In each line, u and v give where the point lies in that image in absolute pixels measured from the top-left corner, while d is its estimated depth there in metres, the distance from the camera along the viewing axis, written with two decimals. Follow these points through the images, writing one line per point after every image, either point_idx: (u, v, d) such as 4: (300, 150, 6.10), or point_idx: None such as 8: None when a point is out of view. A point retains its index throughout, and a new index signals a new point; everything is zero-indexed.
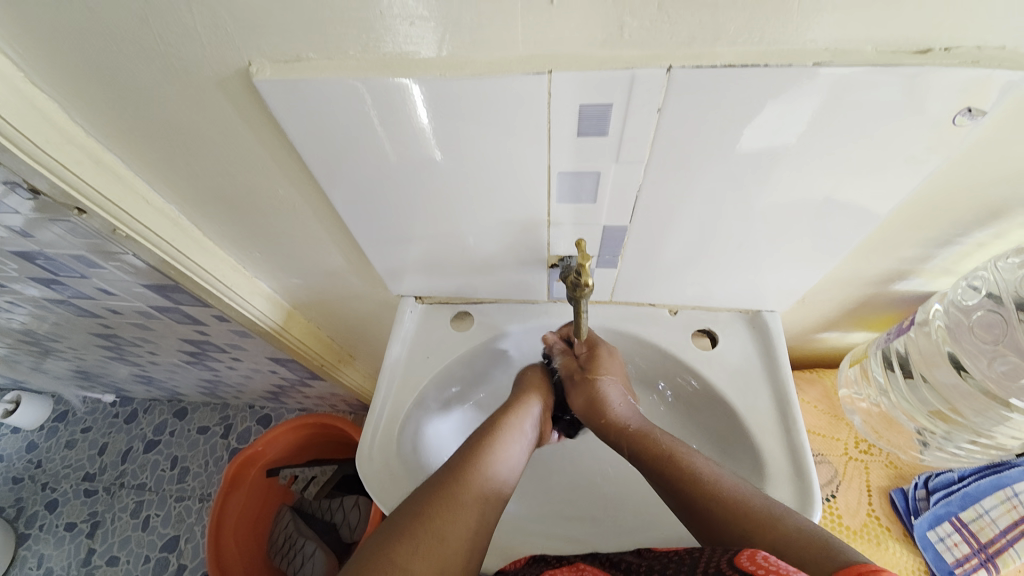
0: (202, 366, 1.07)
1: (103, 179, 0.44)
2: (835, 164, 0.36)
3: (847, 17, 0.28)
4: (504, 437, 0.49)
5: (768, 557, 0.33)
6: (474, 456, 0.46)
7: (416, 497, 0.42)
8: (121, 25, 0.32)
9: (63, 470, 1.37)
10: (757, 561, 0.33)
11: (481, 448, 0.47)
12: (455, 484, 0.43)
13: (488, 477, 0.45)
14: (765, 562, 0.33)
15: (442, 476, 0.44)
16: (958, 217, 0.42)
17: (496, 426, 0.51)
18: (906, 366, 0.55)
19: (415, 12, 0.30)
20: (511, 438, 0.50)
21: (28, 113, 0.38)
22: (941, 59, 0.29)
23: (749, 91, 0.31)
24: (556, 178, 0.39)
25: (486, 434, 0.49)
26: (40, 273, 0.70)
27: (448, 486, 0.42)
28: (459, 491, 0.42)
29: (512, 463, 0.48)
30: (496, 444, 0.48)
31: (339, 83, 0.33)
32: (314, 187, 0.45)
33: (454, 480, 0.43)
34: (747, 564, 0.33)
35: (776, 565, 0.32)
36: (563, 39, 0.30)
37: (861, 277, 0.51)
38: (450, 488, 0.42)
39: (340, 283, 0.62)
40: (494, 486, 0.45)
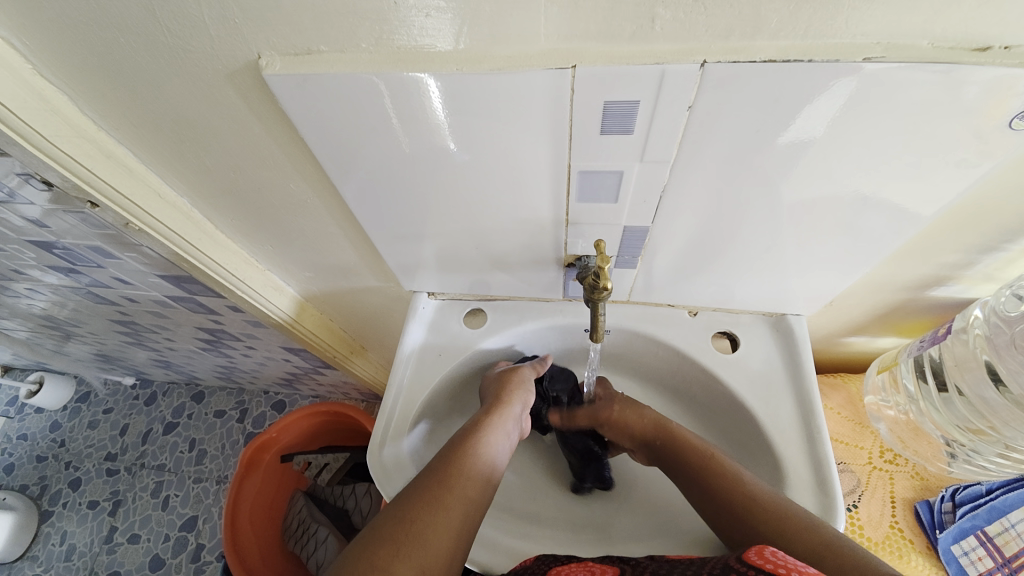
0: (218, 353, 1.08)
1: (115, 173, 0.43)
2: (876, 166, 0.34)
3: (902, 8, 0.26)
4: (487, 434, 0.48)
5: (777, 553, 0.33)
6: (461, 452, 0.45)
7: (401, 499, 0.41)
8: (129, 16, 0.31)
9: (87, 450, 1.41)
10: (766, 556, 0.33)
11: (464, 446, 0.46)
12: (443, 482, 0.42)
13: (475, 474, 0.44)
14: (775, 558, 0.33)
15: (429, 473, 0.43)
16: (1006, 222, 0.39)
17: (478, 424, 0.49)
18: (939, 374, 0.52)
19: (431, 3, 0.28)
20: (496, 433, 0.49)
21: (38, 106, 0.38)
22: (1002, 58, 0.27)
23: (788, 88, 0.29)
24: (577, 177, 0.37)
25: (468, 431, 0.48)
26: (59, 262, 0.71)
27: (434, 485, 0.42)
28: (444, 496, 0.41)
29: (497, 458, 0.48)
30: (485, 433, 0.48)
31: (350, 78, 0.32)
32: (326, 182, 0.44)
33: (438, 479, 0.42)
34: (755, 558, 0.34)
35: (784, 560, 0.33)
36: (588, 31, 0.28)
37: (895, 282, 0.49)
38: (434, 488, 0.41)
39: (353, 278, 0.61)
40: (483, 479, 0.44)
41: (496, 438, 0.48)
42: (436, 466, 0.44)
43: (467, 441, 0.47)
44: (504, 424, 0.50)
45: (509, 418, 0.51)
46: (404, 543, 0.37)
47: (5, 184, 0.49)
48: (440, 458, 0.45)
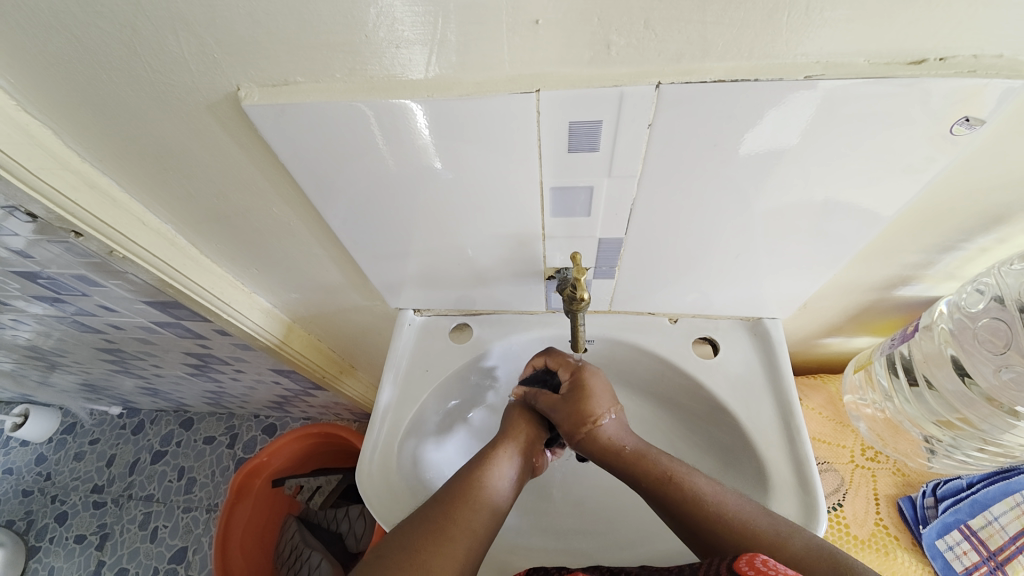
0: (206, 377, 1.07)
1: (98, 202, 0.44)
2: (830, 174, 0.36)
3: (837, 30, 0.28)
4: (501, 458, 0.49)
5: (767, 562, 0.34)
6: (470, 481, 0.46)
7: (404, 531, 0.41)
8: (110, 52, 0.32)
9: (72, 482, 1.38)
10: (756, 565, 0.34)
11: (476, 473, 0.47)
12: (448, 513, 0.42)
13: (484, 502, 0.45)
14: (763, 567, 0.34)
15: (434, 502, 0.44)
16: (960, 223, 0.41)
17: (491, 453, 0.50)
18: (910, 370, 0.54)
19: (401, 36, 0.30)
20: (509, 458, 0.50)
21: (20, 139, 0.38)
22: (937, 69, 0.29)
23: (740, 105, 0.31)
24: (549, 194, 0.39)
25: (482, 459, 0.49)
26: (43, 292, 0.70)
27: (439, 517, 0.42)
28: (449, 526, 0.41)
29: (507, 486, 0.48)
30: (492, 463, 0.49)
31: (326, 105, 0.33)
32: (308, 206, 0.45)
33: (444, 509, 0.43)
34: (745, 568, 0.34)
35: (775, 569, 0.33)
36: (550, 59, 0.30)
37: (864, 283, 0.50)
38: (439, 519, 0.42)
39: (338, 297, 0.62)
40: (492, 505, 0.45)
41: (506, 468, 0.49)
42: (442, 495, 0.45)
43: (477, 471, 0.47)
44: (513, 455, 0.50)
45: (519, 449, 0.51)
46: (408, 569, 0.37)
47: None
48: (449, 487, 0.46)
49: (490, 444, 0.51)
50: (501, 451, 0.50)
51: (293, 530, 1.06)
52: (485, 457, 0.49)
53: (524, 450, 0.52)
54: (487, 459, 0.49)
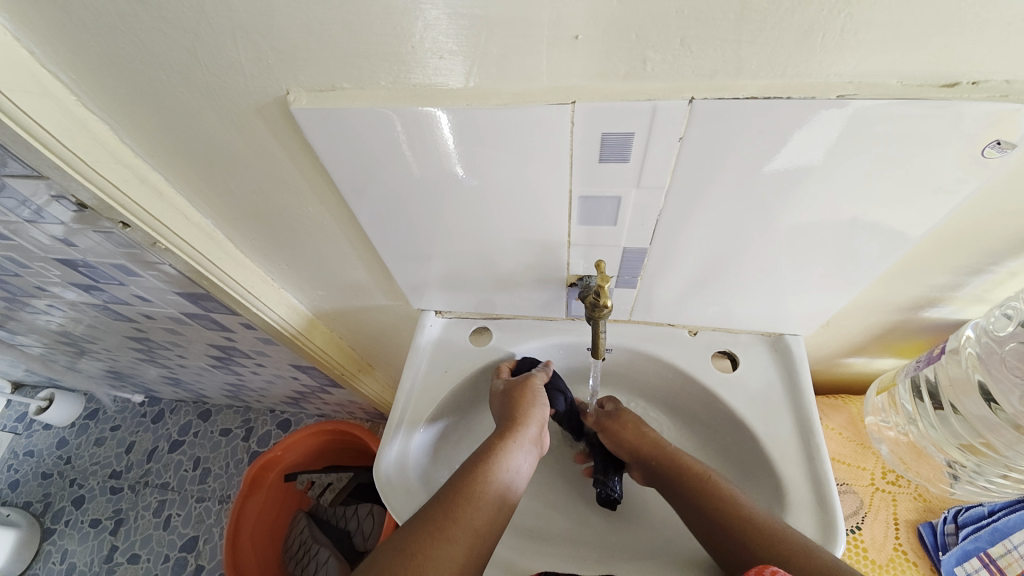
0: (228, 370, 1.10)
1: (144, 195, 0.46)
2: (859, 192, 0.36)
3: (871, 52, 0.28)
4: (504, 452, 0.49)
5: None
6: (471, 479, 0.45)
7: (405, 531, 0.41)
8: (171, 56, 0.35)
9: (92, 467, 1.42)
10: None
11: (478, 470, 0.46)
12: (449, 512, 0.42)
13: (484, 501, 0.44)
14: None
15: (435, 500, 0.44)
16: (990, 246, 0.41)
17: (493, 447, 0.49)
18: (935, 395, 0.53)
19: (444, 47, 0.31)
20: (512, 451, 0.49)
21: (81, 134, 0.41)
22: (969, 93, 0.29)
23: (770, 122, 0.31)
24: (577, 203, 0.40)
25: (484, 454, 0.49)
26: (82, 279, 0.74)
27: (439, 517, 0.41)
28: (448, 527, 0.41)
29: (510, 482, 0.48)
30: (495, 459, 0.48)
31: (368, 110, 0.35)
32: (341, 206, 0.47)
33: (444, 509, 0.42)
34: None
35: None
36: (585, 72, 0.31)
37: (889, 303, 0.50)
38: (440, 519, 0.41)
39: (363, 296, 0.64)
40: (492, 503, 0.45)
41: (510, 462, 0.48)
42: (443, 494, 0.44)
43: (481, 466, 0.47)
44: (517, 448, 0.50)
45: (524, 441, 0.51)
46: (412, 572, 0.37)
47: (39, 204, 0.53)
48: (450, 485, 0.45)
49: (491, 438, 0.51)
50: (505, 446, 0.49)
51: (302, 527, 1.08)
52: (488, 453, 0.49)
53: (528, 442, 0.51)
54: (490, 454, 0.48)
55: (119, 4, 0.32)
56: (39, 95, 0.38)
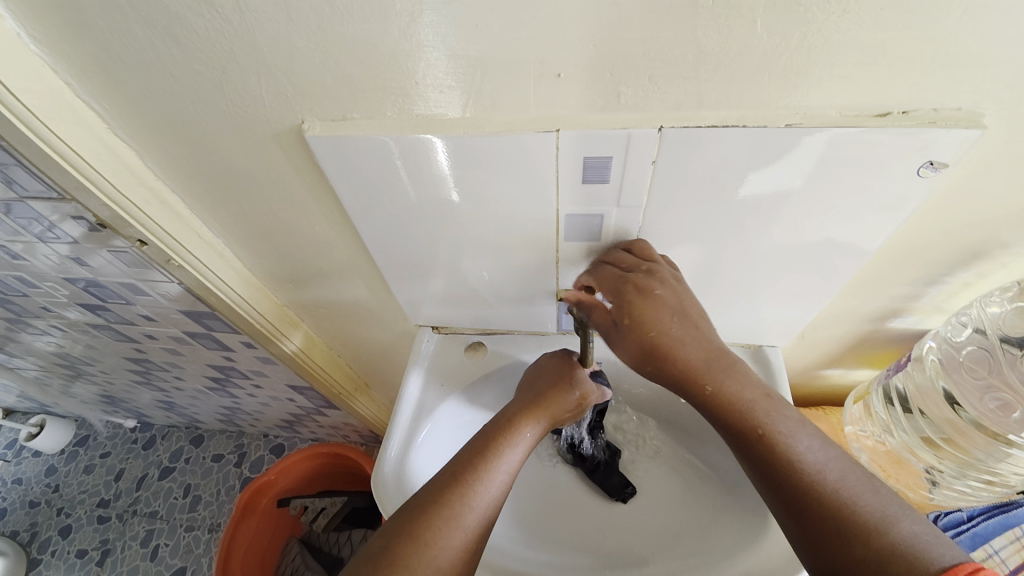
0: (223, 392, 1.11)
1: (163, 214, 0.49)
2: (818, 209, 0.40)
3: (813, 88, 0.33)
4: (515, 437, 0.49)
5: None
6: (483, 464, 0.46)
7: (413, 508, 0.42)
8: (198, 89, 0.39)
9: (80, 495, 1.40)
10: None
11: (489, 453, 0.47)
12: (458, 495, 0.43)
13: (492, 487, 0.45)
14: None
15: (437, 485, 0.44)
16: (942, 258, 0.45)
17: (507, 430, 0.49)
18: (905, 401, 0.56)
19: (443, 83, 0.35)
20: (523, 437, 0.49)
21: (107, 157, 0.44)
22: (901, 121, 0.34)
23: (732, 147, 0.36)
24: (565, 220, 0.44)
25: (496, 436, 0.49)
26: (88, 299, 0.76)
27: (450, 498, 0.43)
28: (459, 510, 0.42)
29: (517, 467, 0.48)
30: (508, 445, 0.48)
31: (374, 138, 0.39)
32: (345, 225, 0.50)
33: (456, 491, 0.43)
34: None
35: None
36: (567, 105, 0.35)
37: (858, 313, 0.53)
38: (451, 501, 0.42)
39: (362, 313, 0.66)
40: (501, 489, 0.45)
41: (512, 454, 0.48)
42: (446, 481, 0.44)
43: (495, 451, 0.47)
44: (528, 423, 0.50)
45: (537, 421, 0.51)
46: (418, 554, 0.39)
47: (51, 220, 0.55)
48: (463, 462, 0.46)
49: (495, 428, 0.50)
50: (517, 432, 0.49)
51: (295, 554, 1.07)
52: (491, 443, 0.48)
53: (534, 430, 0.50)
54: (491, 444, 0.48)
55: (155, 44, 0.36)
56: (73, 122, 0.41)
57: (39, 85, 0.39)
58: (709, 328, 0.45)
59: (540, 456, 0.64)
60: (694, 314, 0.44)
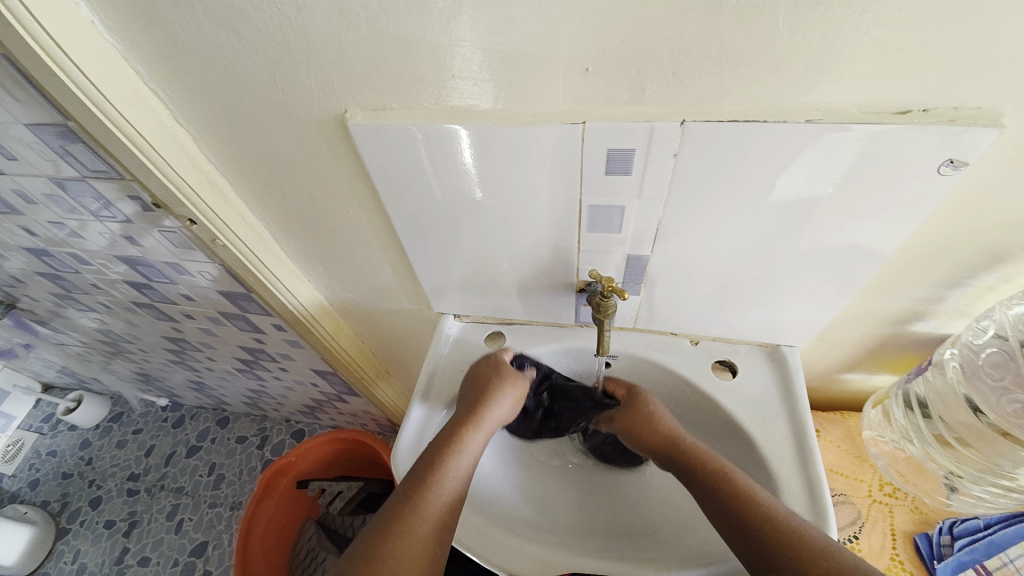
0: (251, 374, 1.16)
1: (212, 196, 0.53)
2: (838, 206, 0.41)
3: (835, 85, 0.34)
4: (460, 444, 0.52)
5: None
6: (433, 476, 0.49)
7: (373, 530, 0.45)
8: (253, 78, 0.42)
9: (112, 469, 1.47)
10: None
11: (438, 463, 0.50)
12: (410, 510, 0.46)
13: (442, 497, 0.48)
14: None
15: (390, 508, 0.47)
16: (964, 260, 0.45)
17: (453, 439, 0.52)
18: (924, 406, 0.56)
19: (477, 76, 0.38)
20: (467, 443, 0.52)
21: (168, 140, 0.48)
22: (920, 118, 0.34)
23: (752, 141, 0.37)
24: (587, 211, 0.46)
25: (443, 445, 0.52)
26: (135, 277, 0.81)
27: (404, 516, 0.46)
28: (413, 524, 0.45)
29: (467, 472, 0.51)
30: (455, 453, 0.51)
31: (408, 127, 0.41)
32: (378, 212, 0.53)
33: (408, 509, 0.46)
34: None
35: None
36: (594, 98, 0.37)
37: (878, 315, 0.53)
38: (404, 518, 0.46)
39: (388, 299, 0.69)
40: (451, 496, 0.49)
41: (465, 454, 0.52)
42: (404, 491, 0.48)
43: (441, 462, 0.50)
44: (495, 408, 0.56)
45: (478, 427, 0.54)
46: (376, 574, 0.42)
47: (109, 200, 0.60)
48: (414, 479, 0.49)
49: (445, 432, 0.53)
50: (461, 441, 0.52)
51: (311, 534, 1.11)
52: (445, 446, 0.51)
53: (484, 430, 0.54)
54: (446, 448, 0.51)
55: (219, 37, 0.39)
56: (139, 107, 0.45)
57: (112, 72, 0.43)
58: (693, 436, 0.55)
59: (554, 444, 0.66)
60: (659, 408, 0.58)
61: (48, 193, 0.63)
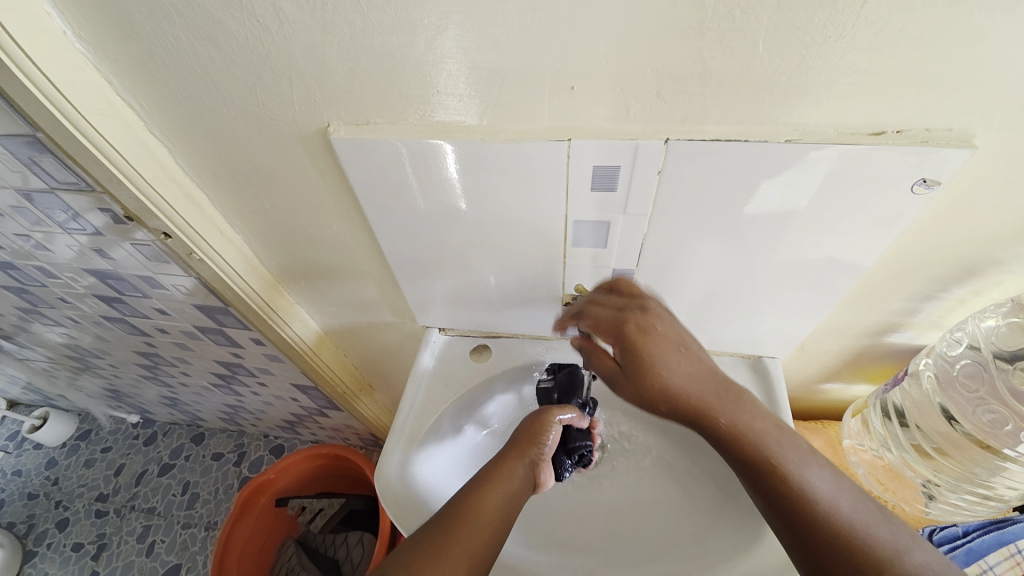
0: (228, 389, 1.12)
1: (188, 210, 0.52)
2: (817, 222, 0.42)
3: (814, 106, 0.35)
4: (507, 467, 0.47)
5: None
6: (477, 496, 0.44)
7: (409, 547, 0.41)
8: (233, 90, 0.41)
9: (78, 489, 1.40)
10: None
11: (482, 483, 0.46)
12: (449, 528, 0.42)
13: (486, 518, 0.43)
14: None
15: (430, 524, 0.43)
16: (937, 274, 0.46)
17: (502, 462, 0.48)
18: (902, 415, 0.57)
19: (462, 92, 0.38)
20: (516, 468, 0.47)
21: (141, 152, 0.47)
22: (893, 140, 0.35)
23: (735, 160, 0.37)
24: (573, 226, 0.46)
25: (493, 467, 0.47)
26: (106, 291, 0.78)
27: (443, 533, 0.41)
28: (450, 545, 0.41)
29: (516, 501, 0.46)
30: (502, 473, 0.47)
31: (393, 142, 0.41)
32: (362, 225, 0.52)
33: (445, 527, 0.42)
34: None
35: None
36: (580, 115, 0.38)
37: (856, 327, 0.55)
38: (441, 537, 0.41)
39: (371, 313, 0.68)
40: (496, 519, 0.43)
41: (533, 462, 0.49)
42: (464, 494, 0.45)
43: (487, 482, 0.46)
44: (561, 411, 0.52)
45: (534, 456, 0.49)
46: None
47: (78, 212, 0.58)
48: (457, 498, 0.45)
49: (515, 435, 0.50)
50: (509, 462, 0.48)
51: (290, 554, 1.06)
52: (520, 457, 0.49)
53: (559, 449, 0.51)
54: (519, 452, 0.49)
55: (197, 48, 0.38)
56: (112, 119, 0.44)
57: (84, 83, 0.42)
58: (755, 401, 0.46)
59: None
60: (693, 348, 0.46)
61: (13, 205, 0.61)
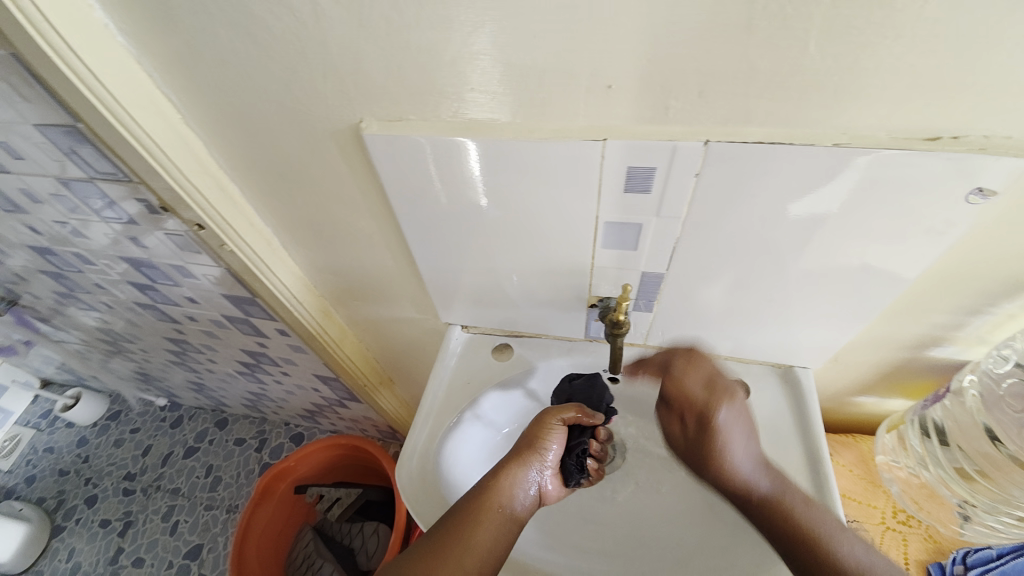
0: (252, 377, 1.15)
1: (221, 201, 0.53)
2: (861, 230, 0.40)
3: (864, 109, 0.33)
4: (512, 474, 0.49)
5: None
6: (483, 504, 0.47)
7: (417, 549, 0.45)
8: (268, 86, 0.41)
9: (108, 467, 1.46)
10: None
11: (487, 492, 0.48)
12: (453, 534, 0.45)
13: (493, 525, 0.46)
14: None
15: (441, 526, 0.46)
16: (987, 287, 0.44)
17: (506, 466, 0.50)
18: (942, 433, 0.55)
19: (496, 90, 0.37)
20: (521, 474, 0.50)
21: (178, 144, 0.47)
22: (950, 146, 0.33)
23: (777, 164, 0.36)
24: (603, 228, 0.45)
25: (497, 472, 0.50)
26: (140, 278, 0.80)
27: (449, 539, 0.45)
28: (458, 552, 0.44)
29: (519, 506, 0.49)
30: (506, 481, 0.49)
31: (426, 140, 0.41)
32: (389, 221, 0.52)
33: (452, 533, 0.45)
34: None
35: None
36: (615, 115, 0.37)
37: (895, 340, 0.52)
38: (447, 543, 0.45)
39: (394, 308, 0.68)
40: (501, 526, 0.47)
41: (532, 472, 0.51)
42: (470, 499, 0.48)
43: (491, 489, 0.48)
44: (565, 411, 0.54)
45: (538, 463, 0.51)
46: None
47: (116, 201, 0.59)
48: (462, 503, 0.48)
49: (523, 438, 0.52)
50: (514, 469, 0.50)
51: (307, 541, 1.09)
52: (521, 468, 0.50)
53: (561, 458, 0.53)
54: (525, 459, 0.51)
55: (235, 42, 0.39)
56: (151, 111, 0.45)
57: (125, 75, 0.42)
58: (753, 443, 0.50)
59: None
60: (725, 381, 0.51)
61: (54, 193, 0.63)
